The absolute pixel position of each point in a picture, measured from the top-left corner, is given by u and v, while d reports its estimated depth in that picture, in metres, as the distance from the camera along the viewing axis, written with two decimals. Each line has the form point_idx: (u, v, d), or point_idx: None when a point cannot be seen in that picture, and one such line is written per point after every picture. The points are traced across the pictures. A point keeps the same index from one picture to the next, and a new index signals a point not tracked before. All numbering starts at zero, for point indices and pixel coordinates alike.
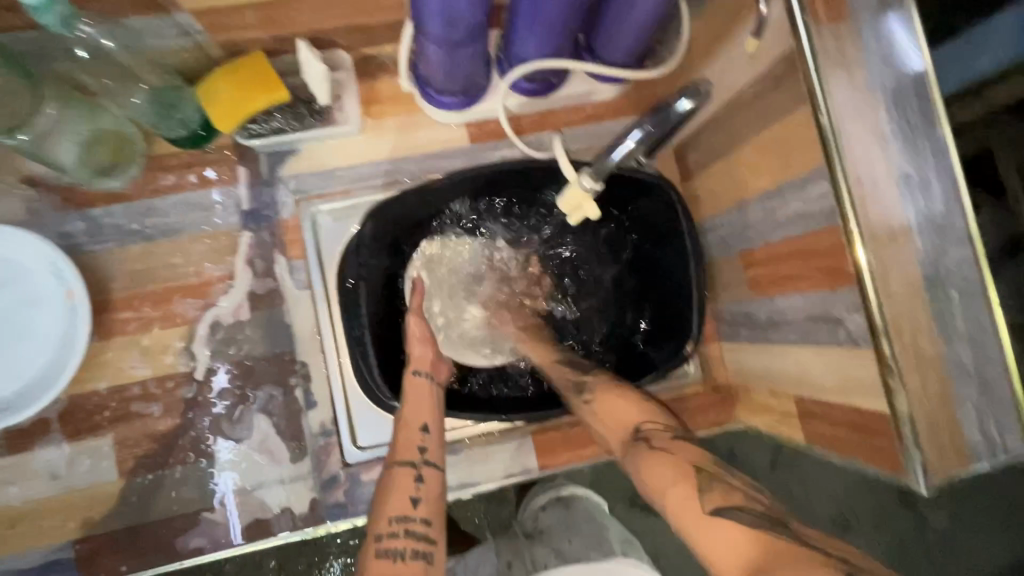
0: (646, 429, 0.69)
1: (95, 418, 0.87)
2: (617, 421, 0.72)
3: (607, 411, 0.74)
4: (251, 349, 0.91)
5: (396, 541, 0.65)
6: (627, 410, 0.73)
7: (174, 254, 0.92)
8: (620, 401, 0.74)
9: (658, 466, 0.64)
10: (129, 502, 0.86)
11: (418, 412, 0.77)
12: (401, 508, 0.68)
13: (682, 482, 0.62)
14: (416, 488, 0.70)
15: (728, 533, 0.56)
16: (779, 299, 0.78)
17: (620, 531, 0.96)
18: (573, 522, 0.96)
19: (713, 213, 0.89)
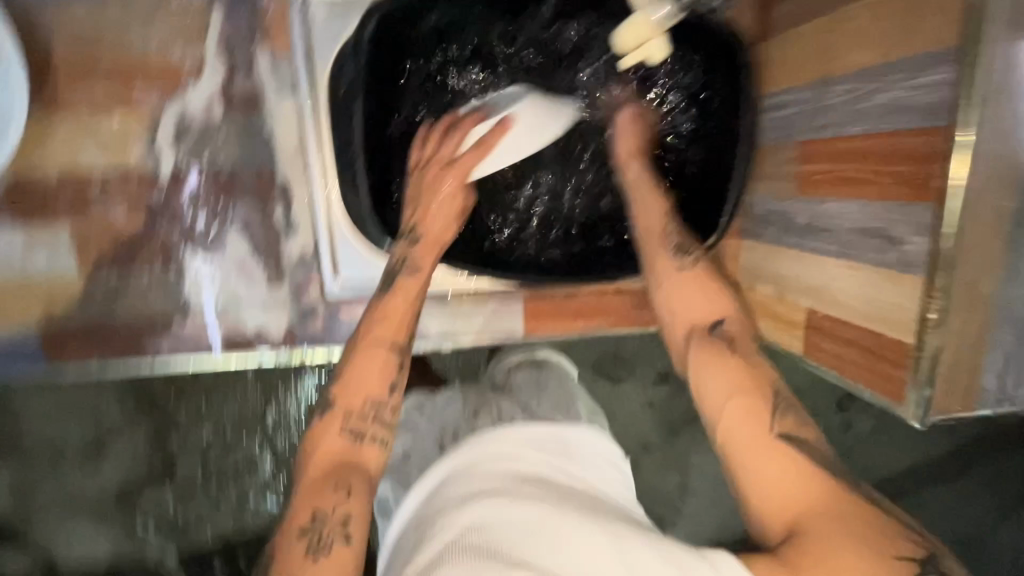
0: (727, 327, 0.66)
1: (49, 206, 0.78)
2: (690, 307, 0.68)
3: (684, 298, 0.69)
4: (226, 156, 0.80)
5: (362, 425, 0.58)
6: (706, 302, 0.68)
7: (131, 22, 0.75)
8: (702, 290, 0.69)
9: (728, 376, 0.61)
10: (94, 301, 0.81)
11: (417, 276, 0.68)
12: (378, 390, 0.60)
13: (747, 399, 0.60)
14: (395, 373, 0.61)
15: (777, 461, 0.56)
16: (827, 204, 0.69)
17: (588, 404, 0.86)
18: (544, 381, 0.85)
19: (780, 88, 0.75)
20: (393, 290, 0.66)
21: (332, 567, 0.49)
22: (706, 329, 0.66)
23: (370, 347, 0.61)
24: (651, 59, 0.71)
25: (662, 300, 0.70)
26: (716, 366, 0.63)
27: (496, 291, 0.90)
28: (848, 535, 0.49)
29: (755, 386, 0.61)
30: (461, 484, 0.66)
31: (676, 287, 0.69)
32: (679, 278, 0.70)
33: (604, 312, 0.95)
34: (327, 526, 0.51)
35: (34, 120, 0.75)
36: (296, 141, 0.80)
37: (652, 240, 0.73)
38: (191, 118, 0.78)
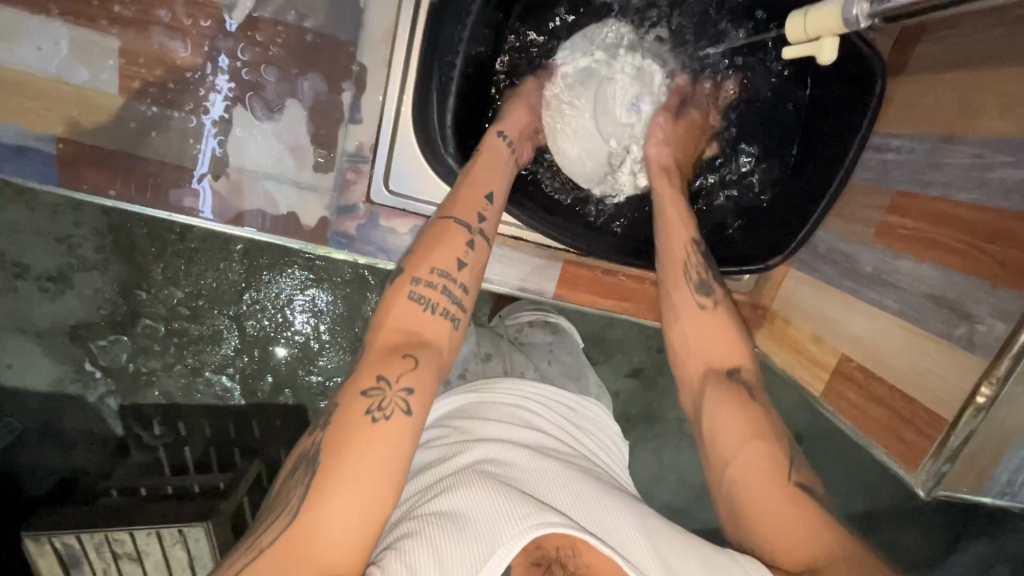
0: (746, 377, 0.67)
1: (103, 9, 0.70)
2: (709, 348, 0.69)
3: (707, 338, 0.69)
4: (309, 16, 0.73)
5: (430, 292, 0.61)
6: (728, 346, 0.69)
7: None
8: (727, 334, 0.69)
9: (739, 422, 0.63)
10: (123, 129, 0.75)
11: (488, 172, 0.70)
12: (445, 263, 0.63)
13: (761, 456, 0.62)
14: (465, 252, 0.64)
15: (785, 518, 0.60)
16: (905, 262, 0.67)
17: (596, 379, 0.87)
18: (557, 346, 0.85)
19: (892, 131, 0.72)
20: (466, 178, 0.69)
21: (394, 427, 0.52)
22: (725, 372, 0.67)
23: (443, 222, 0.65)
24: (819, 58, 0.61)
25: (680, 335, 0.70)
26: (732, 410, 0.64)
27: (536, 246, 0.86)
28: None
29: (769, 440, 0.63)
30: (485, 417, 0.69)
31: (700, 331, 0.69)
32: (700, 318, 0.70)
33: (634, 297, 0.90)
34: (387, 394, 0.54)
35: None
36: (388, 24, 0.74)
37: (677, 268, 0.72)
38: None
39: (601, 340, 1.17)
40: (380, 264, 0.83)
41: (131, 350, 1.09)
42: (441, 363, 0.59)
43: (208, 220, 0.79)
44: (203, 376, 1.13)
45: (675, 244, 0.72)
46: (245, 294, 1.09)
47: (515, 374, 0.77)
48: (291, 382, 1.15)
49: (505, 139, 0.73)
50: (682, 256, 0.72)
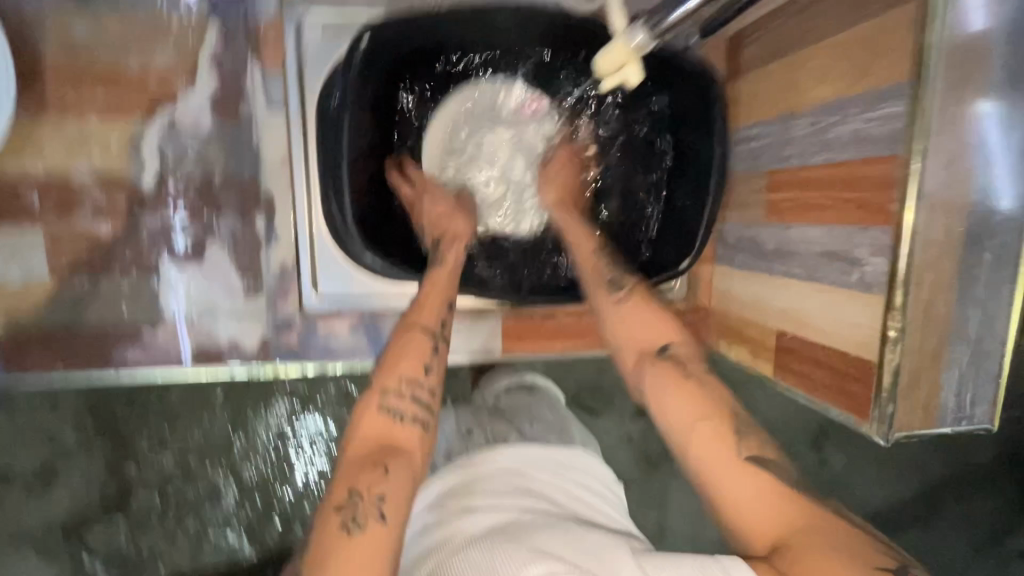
0: (676, 348, 0.67)
1: (26, 207, 0.77)
2: (647, 333, 0.69)
3: (631, 320, 0.70)
4: (209, 164, 0.80)
5: (401, 402, 0.62)
6: (652, 326, 0.69)
7: (122, 33, 0.75)
8: (651, 316, 0.70)
9: (684, 399, 0.62)
10: (62, 307, 0.80)
11: (447, 279, 0.73)
12: (413, 372, 0.63)
13: (712, 421, 0.60)
14: (432, 357, 0.65)
15: (750, 479, 0.56)
16: (795, 229, 0.72)
17: (581, 429, 0.88)
18: (537, 408, 0.87)
19: (750, 122, 0.80)
20: (427, 283, 0.72)
21: (370, 542, 0.51)
22: (654, 352, 0.67)
23: (407, 331, 0.66)
24: (629, 83, 0.66)
25: (615, 330, 0.71)
26: (678, 392, 0.62)
27: (475, 311, 0.90)
28: (831, 539, 0.51)
29: (722, 415, 0.60)
30: (465, 489, 0.69)
31: (625, 316, 0.71)
32: (620, 310, 0.71)
33: (582, 332, 0.92)
34: (362, 504, 0.53)
35: (18, 124, 0.74)
36: (284, 153, 0.81)
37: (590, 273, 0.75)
38: (181, 127, 0.79)
39: None
40: (330, 366, 0.86)
41: (129, 530, 1.05)
42: (415, 470, 0.59)
43: (179, 365, 0.84)
44: (207, 538, 1.08)
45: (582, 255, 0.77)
46: (234, 440, 1.09)
47: (498, 441, 0.78)
48: (300, 516, 1.10)
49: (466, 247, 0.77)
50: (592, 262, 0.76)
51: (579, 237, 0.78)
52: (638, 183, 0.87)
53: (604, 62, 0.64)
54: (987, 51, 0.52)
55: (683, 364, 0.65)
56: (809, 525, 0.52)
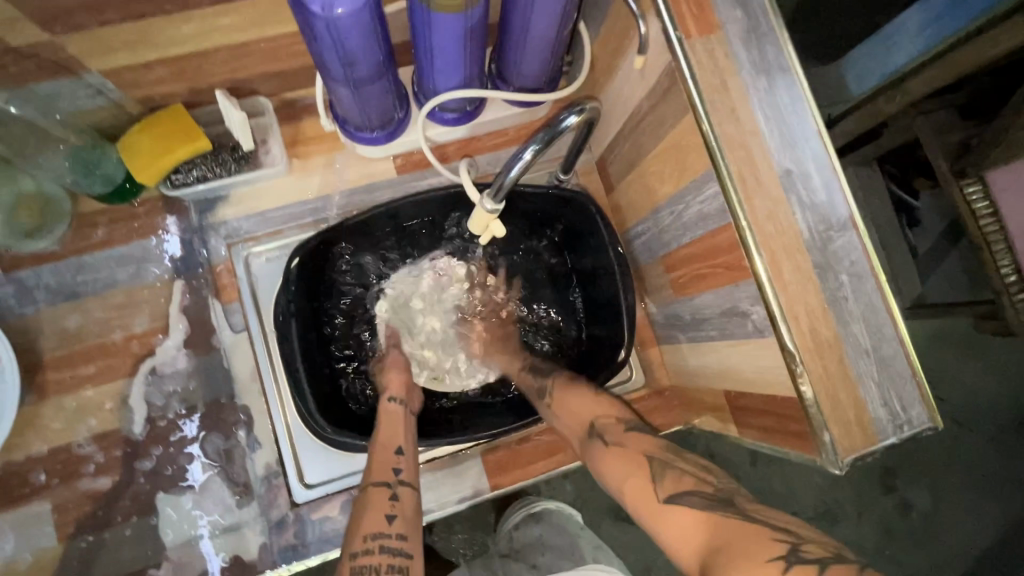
0: (599, 425, 0.76)
1: (32, 483, 0.85)
2: (576, 415, 0.79)
3: (566, 406, 0.80)
4: (188, 396, 0.91)
5: (371, 558, 0.64)
6: (584, 405, 0.79)
7: (104, 310, 0.90)
8: (580, 401, 0.80)
9: (619, 461, 0.69)
10: (70, 569, 0.84)
11: (390, 430, 0.79)
12: (377, 525, 0.68)
13: (637, 473, 0.67)
14: (392, 506, 0.70)
15: (675, 516, 0.60)
16: (698, 298, 0.80)
17: (590, 539, 0.95)
18: (546, 533, 0.95)
19: (635, 221, 0.92)
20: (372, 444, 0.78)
21: None
22: (586, 430, 0.76)
23: (364, 494, 0.72)
24: (498, 233, 0.79)
25: (561, 418, 0.81)
26: (613, 456, 0.70)
27: (455, 457, 0.93)
28: (746, 544, 0.53)
29: (647, 462, 0.67)
30: None
31: (561, 404, 0.81)
32: (559, 401, 0.82)
33: (559, 447, 0.95)
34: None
35: (26, 410, 0.86)
36: (252, 367, 0.91)
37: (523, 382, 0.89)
38: (161, 371, 0.90)
39: (591, 494, 1.17)
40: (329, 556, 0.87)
41: None
42: None
43: None
44: None
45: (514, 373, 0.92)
46: None
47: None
48: None
49: (397, 400, 0.84)
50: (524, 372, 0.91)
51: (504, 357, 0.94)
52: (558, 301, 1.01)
53: (476, 223, 0.78)
54: (757, 124, 0.66)
55: (607, 440, 0.73)
56: (724, 536, 0.55)
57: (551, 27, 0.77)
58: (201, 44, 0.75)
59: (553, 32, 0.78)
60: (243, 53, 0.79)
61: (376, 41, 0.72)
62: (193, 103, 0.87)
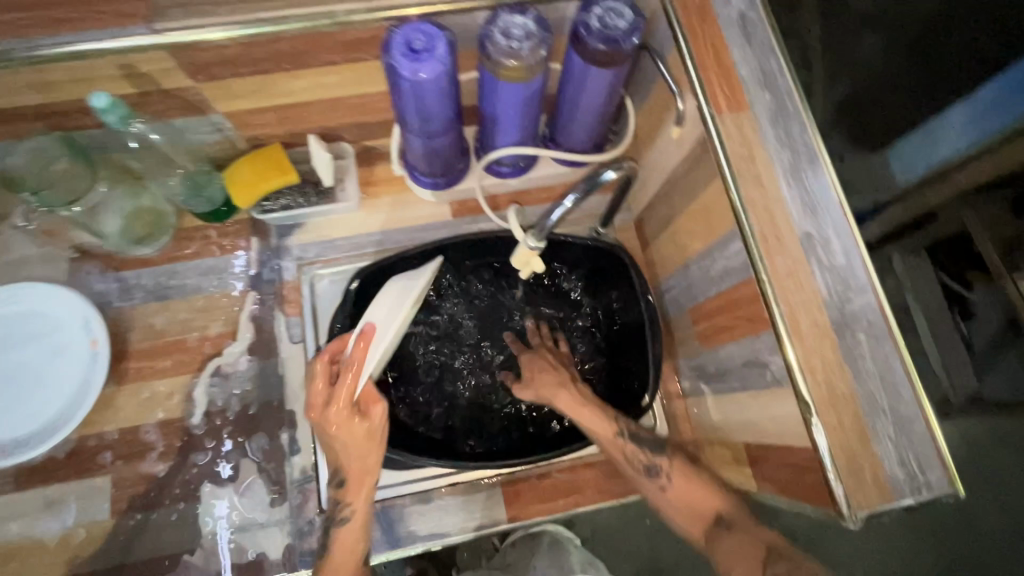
0: (726, 518, 0.81)
1: (99, 458, 0.94)
2: (696, 501, 0.83)
3: (682, 494, 0.84)
4: (245, 396, 1.00)
5: None
6: (703, 497, 0.83)
7: (186, 311, 1.02)
8: (696, 486, 0.84)
9: (738, 549, 0.76)
10: (116, 544, 0.92)
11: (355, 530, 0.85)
12: None
13: (749, 560, 0.74)
14: None
15: None
16: (722, 351, 0.84)
17: (579, 554, 1.08)
18: (540, 554, 1.05)
19: (668, 275, 0.98)
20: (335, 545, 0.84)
21: None
22: (712, 524, 0.81)
23: None
24: (538, 269, 0.89)
25: (671, 503, 0.84)
26: (732, 548, 0.77)
27: (477, 484, 0.97)
28: None
29: (762, 547, 0.75)
30: None
31: (675, 486, 0.84)
32: (669, 493, 0.84)
33: (574, 491, 0.97)
34: None
35: (106, 392, 0.97)
36: (302, 376, 1.01)
37: (627, 467, 0.87)
38: (224, 370, 1.01)
39: (613, 556, 1.22)
40: None
41: None
42: None
43: None
44: None
45: (606, 441, 0.86)
46: None
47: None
48: None
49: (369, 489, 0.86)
50: (621, 450, 0.86)
51: (593, 421, 0.86)
52: (587, 345, 1.06)
53: (517, 258, 0.88)
54: (780, 189, 0.73)
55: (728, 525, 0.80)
56: None
57: (600, 98, 0.88)
58: (305, 95, 0.91)
59: (601, 102, 0.89)
60: (336, 105, 0.94)
61: (450, 103, 0.85)
62: (289, 142, 1.02)
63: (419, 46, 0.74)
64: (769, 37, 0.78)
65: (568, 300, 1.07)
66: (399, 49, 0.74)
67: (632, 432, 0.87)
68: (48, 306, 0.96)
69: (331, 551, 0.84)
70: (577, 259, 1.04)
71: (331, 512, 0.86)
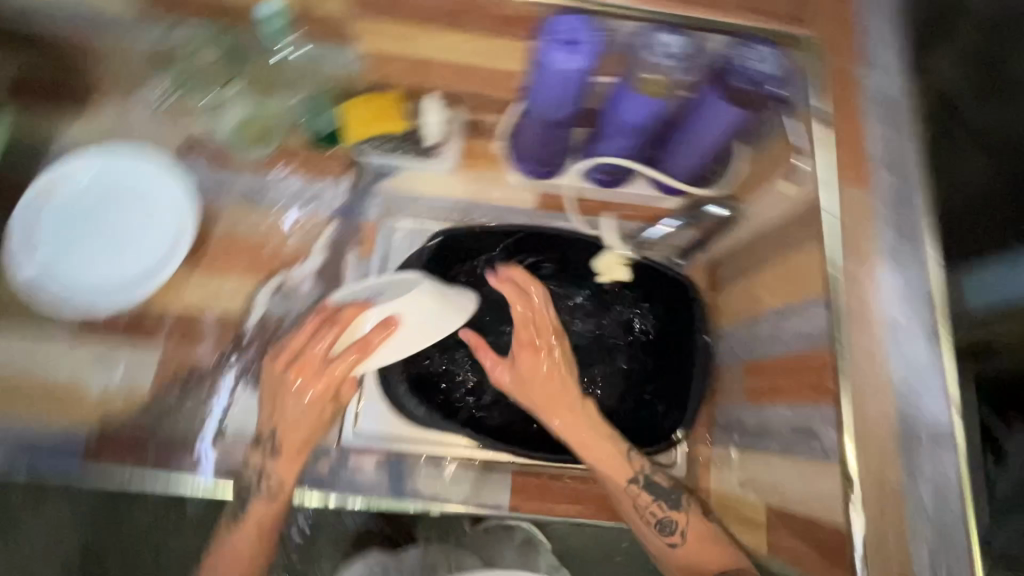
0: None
1: (155, 331, 0.99)
2: (709, 562, 0.80)
3: (695, 554, 0.81)
4: (297, 316, 1.04)
5: None
6: (717, 555, 0.80)
7: (267, 222, 1.06)
8: (710, 545, 0.82)
9: None
10: (152, 412, 1.00)
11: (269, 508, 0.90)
12: None
13: None
14: None
15: None
16: (770, 410, 0.85)
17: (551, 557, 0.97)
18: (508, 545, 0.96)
19: (730, 324, 0.99)
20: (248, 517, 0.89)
21: None
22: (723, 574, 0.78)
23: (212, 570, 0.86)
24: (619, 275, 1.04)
25: (680, 557, 0.82)
26: None
27: (489, 465, 1.00)
28: None
29: None
30: None
31: (689, 545, 0.82)
32: (677, 552, 0.83)
33: (576, 498, 0.99)
34: None
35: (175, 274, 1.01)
36: None
37: (635, 515, 0.87)
38: (287, 286, 1.06)
39: None
40: (351, 499, 0.98)
41: None
42: None
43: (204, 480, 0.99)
44: None
45: (616, 489, 0.88)
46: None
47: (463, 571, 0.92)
48: None
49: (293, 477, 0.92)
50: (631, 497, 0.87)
51: (601, 448, 0.88)
52: (633, 371, 1.01)
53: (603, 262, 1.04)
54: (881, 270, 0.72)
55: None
56: None
57: (722, 135, 0.89)
58: (445, 50, 0.94)
59: (718, 142, 0.90)
60: (465, 75, 0.99)
61: (573, 100, 0.92)
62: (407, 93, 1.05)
63: (574, 37, 0.82)
64: (910, 119, 0.77)
65: (627, 316, 1.03)
66: (559, 38, 0.82)
67: (647, 477, 0.88)
68: (137, 176, 0.96)
69: (244, 523, 0.88)
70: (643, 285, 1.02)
71: (253, 481, 0.91)
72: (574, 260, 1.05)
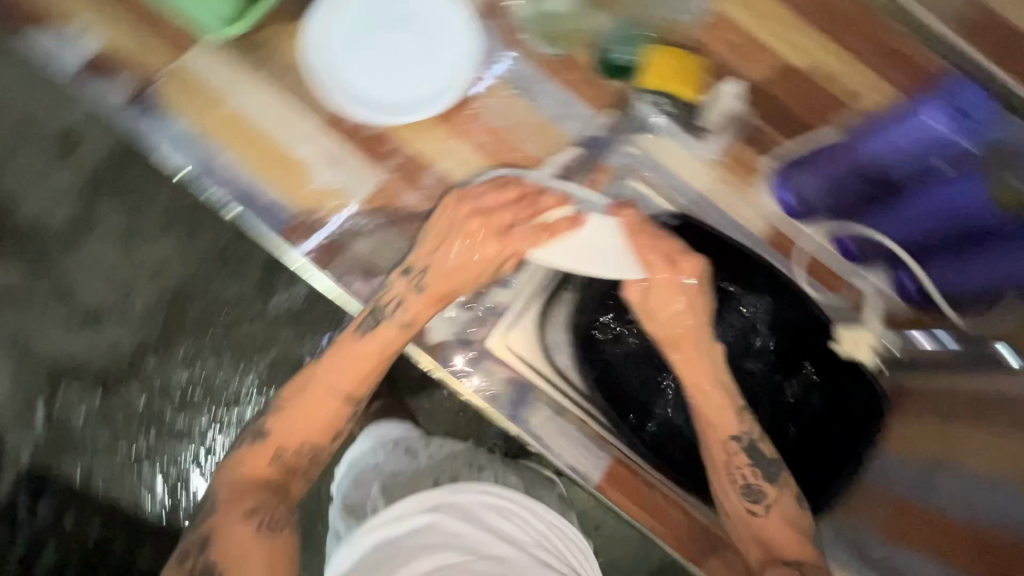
0: (806, 566, 0.83)
1: (386, 161, 1.03)
2: (789, 548, 0.85)
3: (775, 527, 0.86)
4: None
5: (289, 450, 0.89)
6: (791, 540, 0.86)
7: (523, 116, 1.04)
8: (790, 529, 0.86)
9: None
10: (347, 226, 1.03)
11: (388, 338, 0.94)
12: (296, 415, 0.90)
13: None
14: (334, 403, 0.92)
15: None
16: (914, 557, 0.85)
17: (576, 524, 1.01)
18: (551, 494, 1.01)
19: (907, 459, 0.91)
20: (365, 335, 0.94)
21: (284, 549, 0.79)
22: (783, 560, 0.84)
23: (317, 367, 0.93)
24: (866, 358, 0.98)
25: (763, 529, 0.87)
26: None
27: (599, 440, 1.01)
28: None
29: None
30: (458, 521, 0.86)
31: (771, 523, 0.87)
32: (752, 521, 0.87)
33: (663, 518, 1.00)
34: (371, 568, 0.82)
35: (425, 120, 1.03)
36: None
37: (719, 470, 0.91)
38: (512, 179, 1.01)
39: None
40: (469, 396, 1.03)
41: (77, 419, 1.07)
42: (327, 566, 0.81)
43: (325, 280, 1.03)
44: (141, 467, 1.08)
45: (715, 446, 0.91)
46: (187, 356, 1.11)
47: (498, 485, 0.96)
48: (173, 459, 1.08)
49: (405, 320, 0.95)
50: (724, 458, 0.90)
51: (720, 412, 0.91)
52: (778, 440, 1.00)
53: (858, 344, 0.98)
54: None
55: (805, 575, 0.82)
56: None
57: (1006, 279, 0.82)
58: None
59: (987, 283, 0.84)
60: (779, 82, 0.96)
61: (898, 166, 0.87)
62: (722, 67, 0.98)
63: (969, 110, 0.82)
64: None
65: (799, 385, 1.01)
66: (952, 111, 0.83)
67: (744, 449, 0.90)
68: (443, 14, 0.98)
69: (370, 335, 0.94)
70: (840, 368, 0.99)
71: (387, 304, 0.95)
72: (785, 306, 1.01)
